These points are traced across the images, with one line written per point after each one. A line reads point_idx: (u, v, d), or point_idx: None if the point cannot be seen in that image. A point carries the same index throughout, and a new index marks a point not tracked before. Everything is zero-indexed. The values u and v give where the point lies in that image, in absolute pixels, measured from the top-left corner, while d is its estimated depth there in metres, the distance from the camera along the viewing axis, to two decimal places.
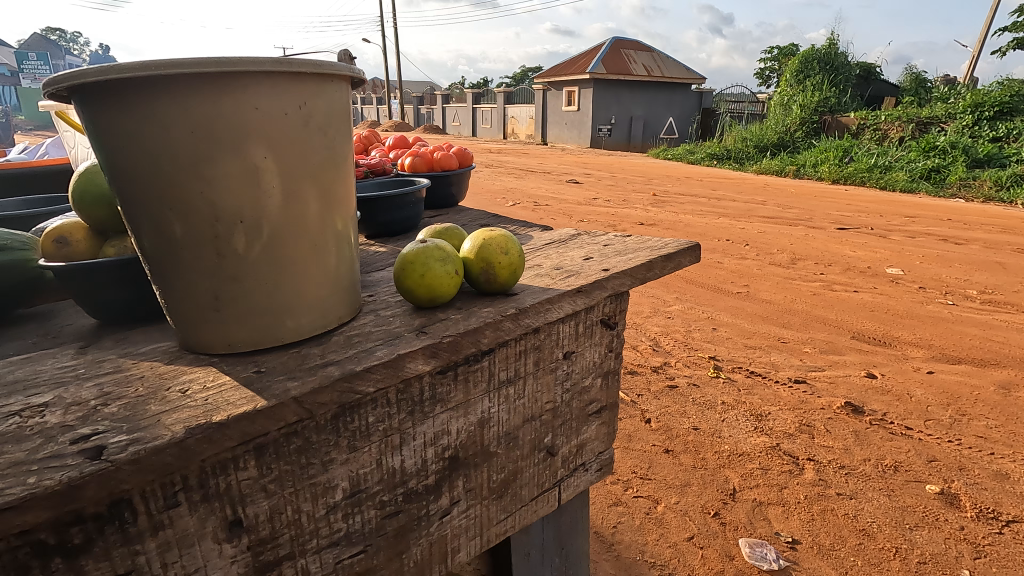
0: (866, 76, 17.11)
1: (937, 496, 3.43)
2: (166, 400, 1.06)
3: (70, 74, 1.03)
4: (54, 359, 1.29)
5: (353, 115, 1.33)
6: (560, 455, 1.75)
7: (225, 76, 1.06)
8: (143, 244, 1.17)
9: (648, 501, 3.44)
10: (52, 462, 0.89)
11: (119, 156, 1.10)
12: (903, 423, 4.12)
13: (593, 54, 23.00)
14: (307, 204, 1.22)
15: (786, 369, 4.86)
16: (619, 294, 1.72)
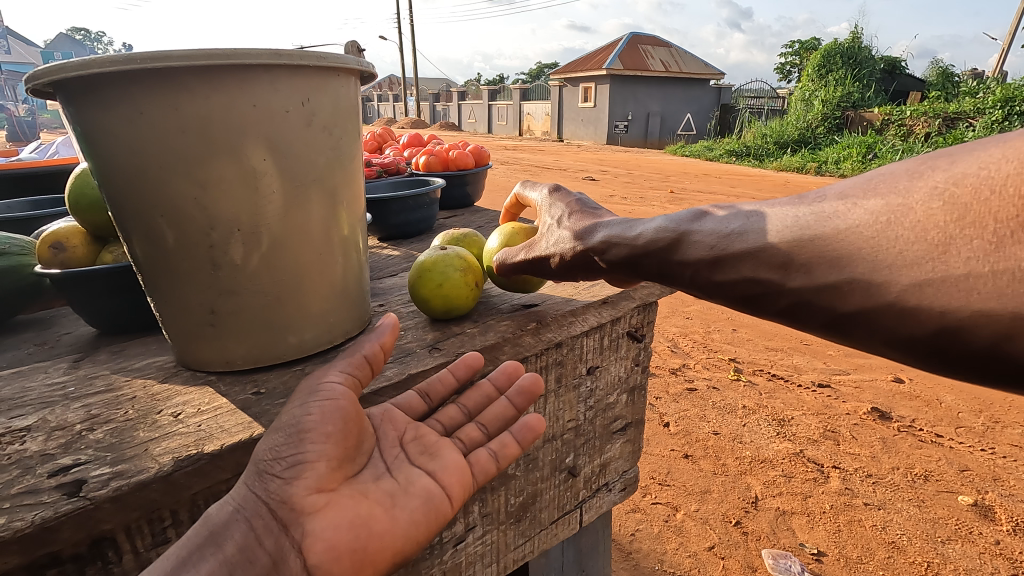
0: (890, 70, 16.60)
1: (971, 508, 3.25)
2: (156, 426, 0.97)
3: (53, 68, 0.95)
4: (46, 374, 1.21)
5: (361, 112, 1.23)
6: (582, 476, 1.64)
7: (220, 70, 0.97)
8: (135, 252, 1.09)
9: (667, 509, 3.30)
10: (25, 499, 0.80)
11: (106, 158, 1.01)
12: (932, 430, 3.93)
13: (610, 49, 22.76)
14: (310, 210, 1.12)
15: (809, 372, 4.68)
16: (646, 305, 1.61)
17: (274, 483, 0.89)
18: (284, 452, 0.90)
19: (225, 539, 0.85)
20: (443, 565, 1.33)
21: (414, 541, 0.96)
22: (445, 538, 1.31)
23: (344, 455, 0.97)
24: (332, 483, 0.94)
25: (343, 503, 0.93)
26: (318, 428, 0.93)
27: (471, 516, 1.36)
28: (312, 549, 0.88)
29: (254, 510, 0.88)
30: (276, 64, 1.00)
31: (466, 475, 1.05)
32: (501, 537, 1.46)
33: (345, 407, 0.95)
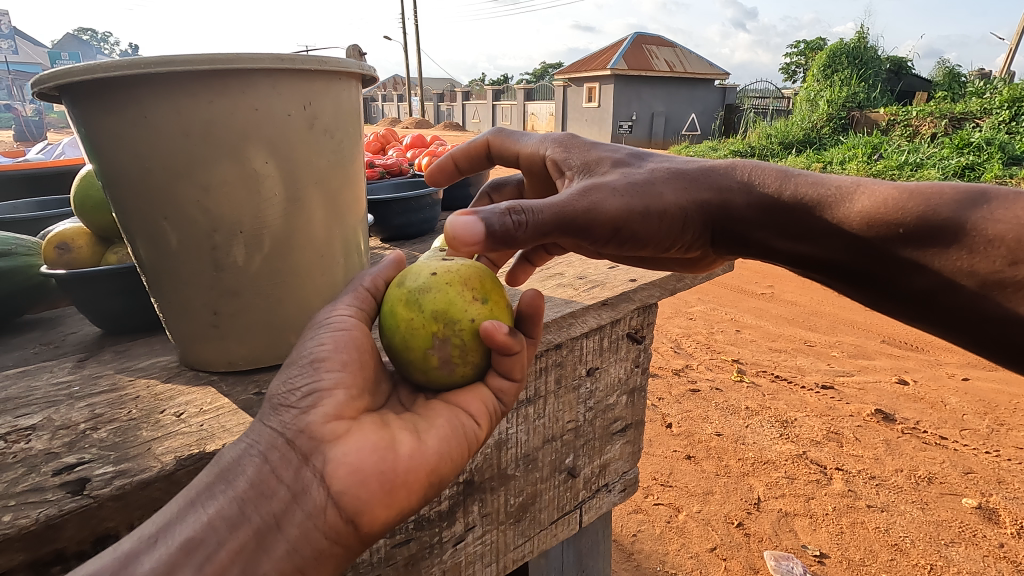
0: (896, 70, 16.49)
1: (975, 511, 3.23)
2: (159, 425, 0.99)
3: (59, 72, 0.97)
4: (51, 373, 1.23)
5: (363, 115, 1.24)
6: (582, 476, 1.64)
7: (223, 74, 0.98)
8: (139, 255, 1.10)
9: (669, 509, 3.30)
10: (31, 497, 0.82)
11: (110, 161, 1.03)
12: (937, 432, 3.92)
13: (614, 49, 22.70)
14: (312, 212, 1.13)
15: (812, 374, 4.67)
16: (646, 306, 1.61)
17: (290, 413, 0.88)
18: (299, 379, 0.90)
19: (237, 476, 0.83)
20: (443, 564, 1.34)
21: (443, 461, 0.95)
22: (445, 537, 1.32)
23: (359, 388, 0.96)
24: (352, 412, 0.92)
25: (365, 427, 0.90)
26: (332, 356, 0.94)
27: (471, 516, 1.37)
28: (335, 474, 0.85)
29: (269, 443, 0.86)
30: (277, 68, 1.01)
31: (482, 399, 1.08)
32: (501, 537, 1.47)
33: (356, 336, 1.00)
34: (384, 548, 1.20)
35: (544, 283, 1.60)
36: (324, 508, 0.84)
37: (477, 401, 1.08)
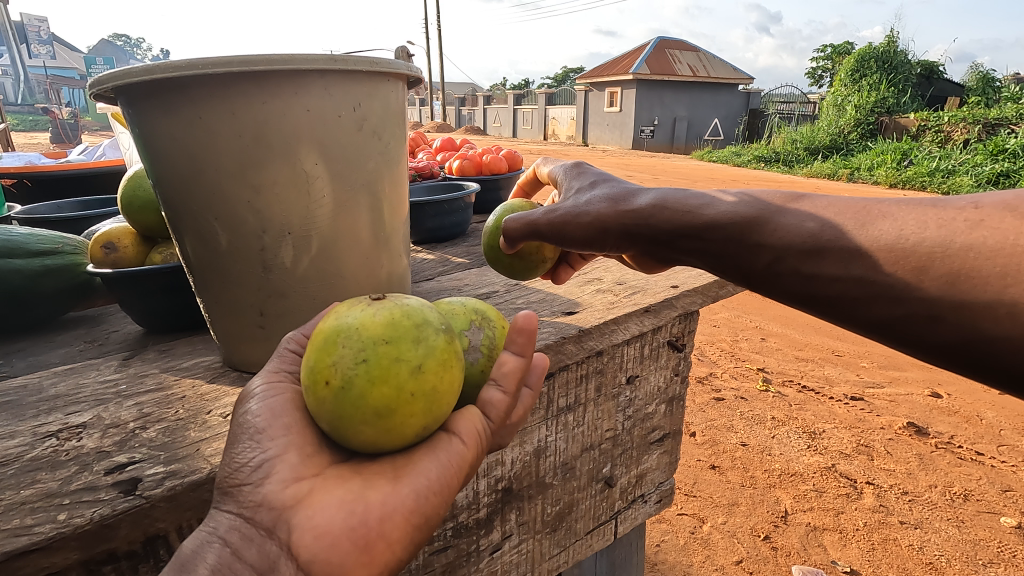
0: (928, 74, 15.97)
1: (1015, 531, 3.11)
2: (207, 426, 0.99)
3: (116, 73, 0.98)
4: (97, 371, 1.24)
5: (409, 117, 1.23)
6: (618, 487, 1.61)
7: (277, 74, 0.98)
8: (188, 254, 1.11)
9: (693, 520, 3.23)
10: (85, 496, 0.82)
11: (163, 161, 1.04)
12: (972, 448, 3.78)
13: (636, 54, 22.56)
14: (358, 214, 1.12)
15: (841, 385, 4.55)
16: (688, 314, 1.57)
17: (244, 492, 0.83)
18: (244, 455, 0.85)
19: (196, 563, 0.77)
20: (478, 573, 1.32)
21: (424, 497, 0.88)
22: (482, 546, 1.30)
23: (311, 446, 0.92)
24: (311, 471, 0.88)
25: (325, 485, 0.86)
26: (274, 420, 0.90)
27: (508, 524, 1.35)
28: (301, 542, 0.81)
29: (228, 526, 0.81)
30: (330, 69, 1.01)
31: (472, 416, 0.98)
32: (537, 546, 1.45)
33: (290, 399, 0.96)
34: (422, 555, 1.18)
35: (584, 288, 1.58)
36: None
37: (466, 422, 0.97)
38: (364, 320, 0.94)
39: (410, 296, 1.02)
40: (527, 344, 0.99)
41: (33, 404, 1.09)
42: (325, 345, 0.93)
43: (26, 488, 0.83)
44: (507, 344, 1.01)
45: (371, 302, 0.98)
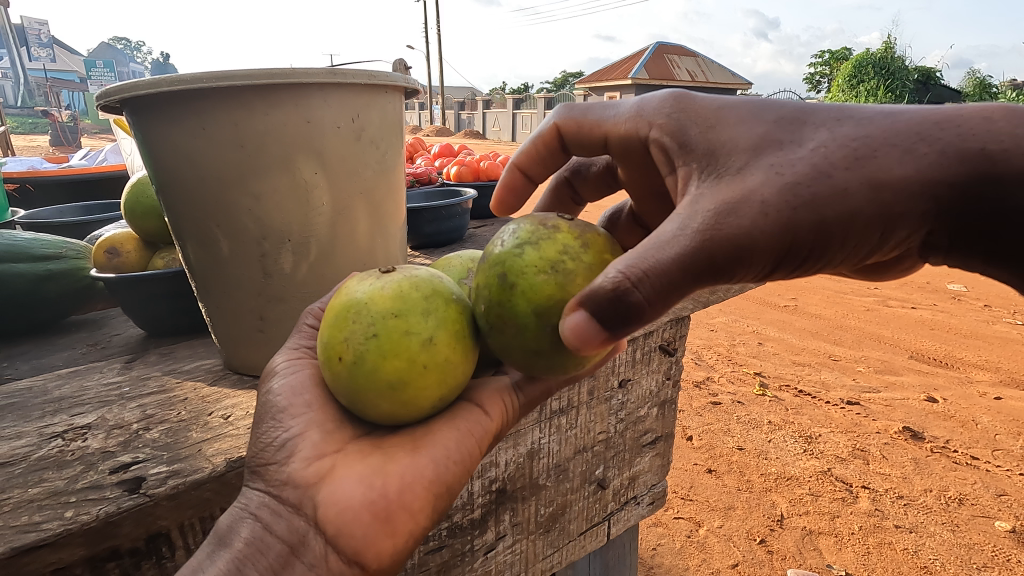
0: (925, 80, 16.04)
1: (1008, 535, 3.14)
2: (208, 427, 1.02)
3: (123, 86, 1.01)
4: (100, 374, 1.27)
5: (406, 127, 1.27)
6: (611, 488, 1.64)
7: (278, 87, 1.01)
8: (190, 260, 1.14)
9: (690, 524, 3.25)
10: (90, 495, 0.85)
11: (167, 169, 1.07)
12: (968, 452, 3.81)
13: (635, 59, 22.66)
14: (357, 221, 1.16)
15: (838, 390, 4.58)
16: (679, 319, 1.60)
17: (270, 470, 0.89)
18: (269, 435, 0.90)
19: (234, 537, 0.83)
20: (473, 572, 1.35)
21: (445, 467, 0.92)
22: (477, 545, 1.33)
23: (332, 421, 0.96)
24: (332, 447, 0.92)
25: (344, 461, 0.90)
26: (294, 401, 0.95)
27: (502, 525, 1.38)
28: (327, 516, 0.85)
29: (257, 503, 0.86)
30: (330, 82, 1.04)
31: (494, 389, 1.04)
32: (530, 546, 1.47)
33: (309, 379, 1.00)
34: (418, 554, 1.21)
35: None
36: (324, 556, 0.84)
37: (491, 399, 1.02)
38: (372, 295, 0.96)
39: (419, 268, 1.05)
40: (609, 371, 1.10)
41: (38, 406, 1.11)
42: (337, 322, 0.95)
43: (32, 487, 0.86)
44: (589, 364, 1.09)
45: (381, 276, 1.00)
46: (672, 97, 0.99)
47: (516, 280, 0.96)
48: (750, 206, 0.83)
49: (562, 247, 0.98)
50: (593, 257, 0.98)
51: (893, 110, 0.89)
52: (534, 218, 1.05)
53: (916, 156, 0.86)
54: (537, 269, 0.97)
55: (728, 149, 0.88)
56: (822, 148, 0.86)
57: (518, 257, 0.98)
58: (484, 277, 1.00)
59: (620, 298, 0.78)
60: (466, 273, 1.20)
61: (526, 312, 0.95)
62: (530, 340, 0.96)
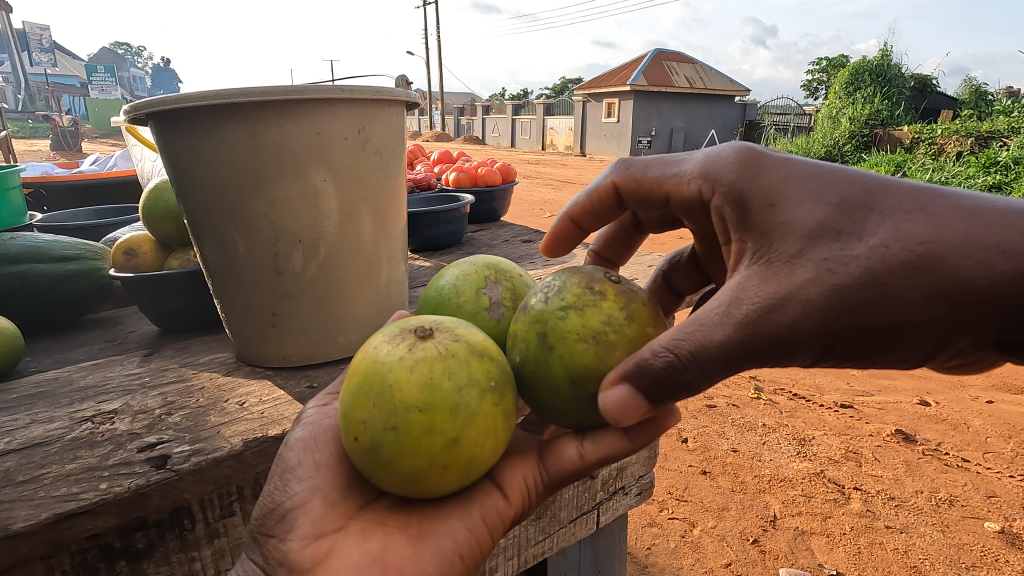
0: (921, 87, 16.14)
1: (998, 535, 2.92)
2: (225, 412, 1.11)
3: (151, 100, 1.11)
4: (121, 366, 1.36)
5: (408, 137, 1.37)
6: (600, 478, 1.72)
7: (292, 103, 1.11)
8: (207, 259, 1.24)
9: (683, 524, 3.06)
10: (122, 469, 0.94)
11: (189, 176, 1.17)
12: (959, 455, 3.55)
13: (634, 65, 22.82)
14: (362, 225, 1.26)
15: (831, 393, 4.29)
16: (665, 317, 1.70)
17: (271, 545, 0.95)
18: (278, 498, 0.96)
19: None
20: None
21: (447, 560, 0.95)
22: None
23: (337, 491, 1.00)
24: (333, 526, 0.96)
25: (344, 545, 0.94)
26: (300, 465, 0.98)
27: None
28: None
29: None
30: (338, 97, 1.14)
31: (519, 473, 1.06)
32: (523, 532, 1.56)
33: (320, 442, 1.01)
34: None
35: None
36: None
37: (511, 479, 1.05)
38: (399, 377, 0.93)
39: (457, 338, 1.00)
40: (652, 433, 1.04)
41: (66, 394, 1.21)
42: (371, 399, 0.93)
43: (69, 463, 0.96)
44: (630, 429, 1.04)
45: (413, 348, 0.97)
46: (740, 158, 1.04)
47: (557, 342, 1.06)
48: (795, 300, 0.91)
49: (605, 315, 1.07)
50: (635, 329, 1.07)
51: (976, 210, 0.93)
52: (582, 277, 1.14)
53: (992, 271, 0.91)
54: (579, 336, 1.06)
55: (783, 234, 0.94)
56: (882, 246, 0.91)
57: (562, 320, 1.07)
58: (526, 328, 1.11)
59: (663, 382, 0.90)
60: (482, 282, 1.29)
61: (562, 375, 1.06)
62: (560, 400, 1.08)
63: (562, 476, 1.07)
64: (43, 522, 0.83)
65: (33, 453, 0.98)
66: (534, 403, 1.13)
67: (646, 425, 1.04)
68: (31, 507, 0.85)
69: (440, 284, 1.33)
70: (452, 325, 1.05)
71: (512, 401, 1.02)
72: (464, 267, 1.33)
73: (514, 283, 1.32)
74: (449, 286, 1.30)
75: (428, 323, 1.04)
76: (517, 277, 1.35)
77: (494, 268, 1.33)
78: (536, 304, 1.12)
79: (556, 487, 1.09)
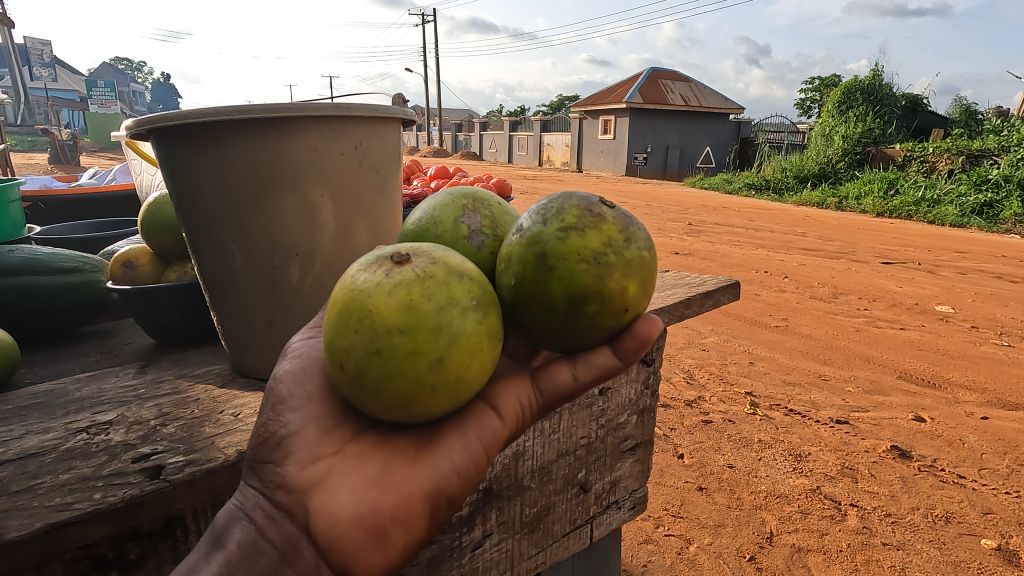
0: (913, 106, 16.35)
1: (994, 552, 2.92)
2: (219, 423, 1.12)
3: (154, 118, 1.15)
4: (117, 377, 1.37)
5: (404, 154, 1.40)
6: (593, 492, 1.73)
7: (290, 119, 1.14)
8: (205, 271, 1.26)
9: (679, 541, 3.05)
10: (116, 480, 0.94)
11: (189, 191, 1.20)
12: (955, 471, 3.54)
13: (629, 84, 23.10)
14: (358, 238, 1.28)
15: (827, 409, 4.25)
16: (656, 330, 1.72)
17: (267, 471, 0.95)
18: (272, 427, 0.96)
19: (227, 539, 0.90)
20: (461, 568, 1.43)
21: (446, 478, 0.97)
22: (465, 542, 1.41)
23: (332, 419, 1.00)
24: (328, 449, 0.97)
25: (341, 467, 0.95)
26: (293, 395, 1.00)
27: (489, 523, 1.46)
28: (317, 527, 0.90)
29: (252, 503, 0.94)
30: (336, 115, 1.17)
31: (513, 393, 1.06)
32: (516, 546, 1.56)
33: (312, 370, 1.03)
34: None
35: None
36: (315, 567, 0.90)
37: (505, 399, 1.05)
38: (377, 303, 0.92)
39: (435, 261, 0.99)
40: (636, 349, 1.07)
41: (62, 405, 1.21)
42: (352, 326, 0.92)
43: (63, 473, 0.96)
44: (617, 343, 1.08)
45: (390, 274, 0.95)
46: None
47: (557, 264, 1.06)
48: None
49: (605, 238, 1.08)
50: (631, 255, 1.09)
51: None
52: (579, 201, 1.14)
53: None
54: (579, 257, 1.06)
55: None
56: None
57: (561, 241, 1.07)
58: (521, 250, 1.10)
59: None
60: (460, 211, 1.31)
61: (562, 296, 1.06)
62: (556, 321, 1.08)
63: (556, 397, 1.09)
64: (37, 531, 0.83)
65: (28, 463, 0.99)
66: (523, 327, 1.14)
67: (628, 337, 1.07)
68: (25, 517, 0.85)
69: (420, 217, 1.33)
70: (430, 248, 1.03)
71: (498, 321, 1.02)
72: (441, 199, 1.35)
73: (492, 211, 1.33)
74: (428, 218, 1.30)
75: (406, 249, 1.03)
76: (497, 207, 1.37)
77: (471, 199, 1.34)
78: (531, 227, 1.11)
79: (546, 409, 1.11)
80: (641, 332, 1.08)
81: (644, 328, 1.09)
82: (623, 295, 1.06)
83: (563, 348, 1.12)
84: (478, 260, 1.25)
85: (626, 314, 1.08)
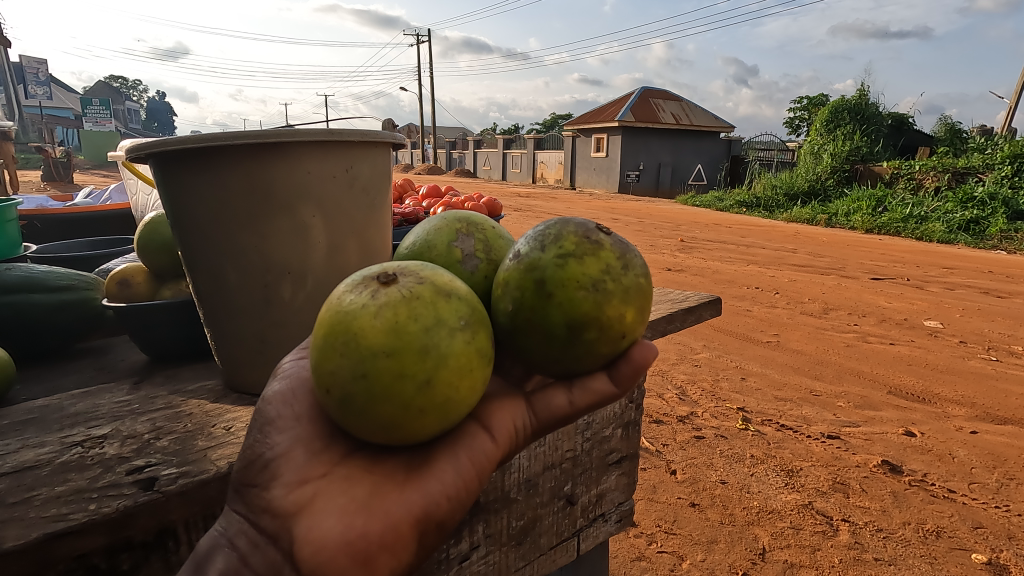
0: (899, 125, 16.68)
1: (985, 567, 2.95)
2: (211, 436, 1.16)
3: (151, 142, 1.19)
4: (111, 393, 1.40)
5: (393, 175, 1.46)
6: (579, 504, 1.77)
7: (284, 144, 1.20)
8: (198, 288, 1.30)
9: (673, 557, 3.06)
10: (110, 491, 0.97)
11: (184, 211, 1.25)
12: (945, 485, 3.57)
13: (622, 102, 23.46)
14: (348, 256, 1.33)
15: (818, 424, 4.29)
16: None
17: (253, 494, 0.98)
18: (259, 449, 1.00)
19: (206, 565, 0.92)
20: None
21: (435, 502, 0.99)
22: (452, 554, 1.44)
23: (320, 441, 1.04)
24: (315, 473, 1.00)
25: (328, 491, 0.98)
26: (283, 419, 1.04)
27: (475, 535, 1.49)
28: (301, 553, 0.92)
29: (236, 529, 0.96)
30: (327, 139, 1.23)
31: (507, 415, 1.10)
32: (503, 558, 1.58)
33: (301, 393, 1.07)
34: None
35: None
36: None
37: (497, 421, 1.09)
38: (364, 324, 0.96)
39: (422, 281, 1.04)
40: (633, 374, 1.14)
41: (56, 420, 1.24)
42: (340, 349, 0.96)
43: (59, 485, 0.99)
44: (617, 366, 1.15)
45: (377, 298, 0.99)
46: None
47: (555, 290, 1.11)
48: None
49: (603, 265, 1.14)
50: (629, 281, 1.14)
51: None
52: (577, 228, 1.19)
53: None
54: (578, 284, 1.11)
55: None
56: None
57: (560, 268, 1.12)
58: (519, 276, 1.14)
59: None
60: (454, 235, 1.37)
61: (560, 321, 1.10)
62: (554, 346, 1.12)
63: (550, 420, 1.15)
64: (33, 541, 0.86)
65: (24, 476, 1.01)
66: (520, 353, 1.18)
67: (624, 363, 1.14)
68: (21, 528, 0.88)
69: (415, 241, 1.41)
70: (417, 268, 1.08)
71: (487, 340, 1.06)
72: (437, 222, 1.42)
73: (486, 235, 1.39)
74: (423, 241, 1.38)
75: (394, 269, 1.07)
76: (491, 230, 1.43)
77: (465, 223, 1.41)
78: (529, 254, 1.16)
79: (538, 433, 1.15)
80: (637, 358, 1.15)
81: (640, 353, 1.16)
82: (621, 323, 1.11)
83: (558, 373, 1.17)
84: (472, 282, 1.30)
85: (624, 340, 1.14)
